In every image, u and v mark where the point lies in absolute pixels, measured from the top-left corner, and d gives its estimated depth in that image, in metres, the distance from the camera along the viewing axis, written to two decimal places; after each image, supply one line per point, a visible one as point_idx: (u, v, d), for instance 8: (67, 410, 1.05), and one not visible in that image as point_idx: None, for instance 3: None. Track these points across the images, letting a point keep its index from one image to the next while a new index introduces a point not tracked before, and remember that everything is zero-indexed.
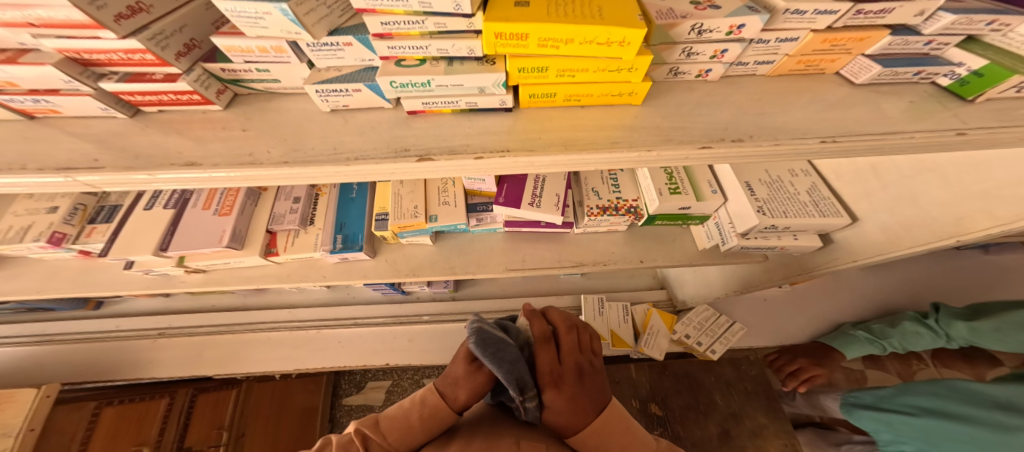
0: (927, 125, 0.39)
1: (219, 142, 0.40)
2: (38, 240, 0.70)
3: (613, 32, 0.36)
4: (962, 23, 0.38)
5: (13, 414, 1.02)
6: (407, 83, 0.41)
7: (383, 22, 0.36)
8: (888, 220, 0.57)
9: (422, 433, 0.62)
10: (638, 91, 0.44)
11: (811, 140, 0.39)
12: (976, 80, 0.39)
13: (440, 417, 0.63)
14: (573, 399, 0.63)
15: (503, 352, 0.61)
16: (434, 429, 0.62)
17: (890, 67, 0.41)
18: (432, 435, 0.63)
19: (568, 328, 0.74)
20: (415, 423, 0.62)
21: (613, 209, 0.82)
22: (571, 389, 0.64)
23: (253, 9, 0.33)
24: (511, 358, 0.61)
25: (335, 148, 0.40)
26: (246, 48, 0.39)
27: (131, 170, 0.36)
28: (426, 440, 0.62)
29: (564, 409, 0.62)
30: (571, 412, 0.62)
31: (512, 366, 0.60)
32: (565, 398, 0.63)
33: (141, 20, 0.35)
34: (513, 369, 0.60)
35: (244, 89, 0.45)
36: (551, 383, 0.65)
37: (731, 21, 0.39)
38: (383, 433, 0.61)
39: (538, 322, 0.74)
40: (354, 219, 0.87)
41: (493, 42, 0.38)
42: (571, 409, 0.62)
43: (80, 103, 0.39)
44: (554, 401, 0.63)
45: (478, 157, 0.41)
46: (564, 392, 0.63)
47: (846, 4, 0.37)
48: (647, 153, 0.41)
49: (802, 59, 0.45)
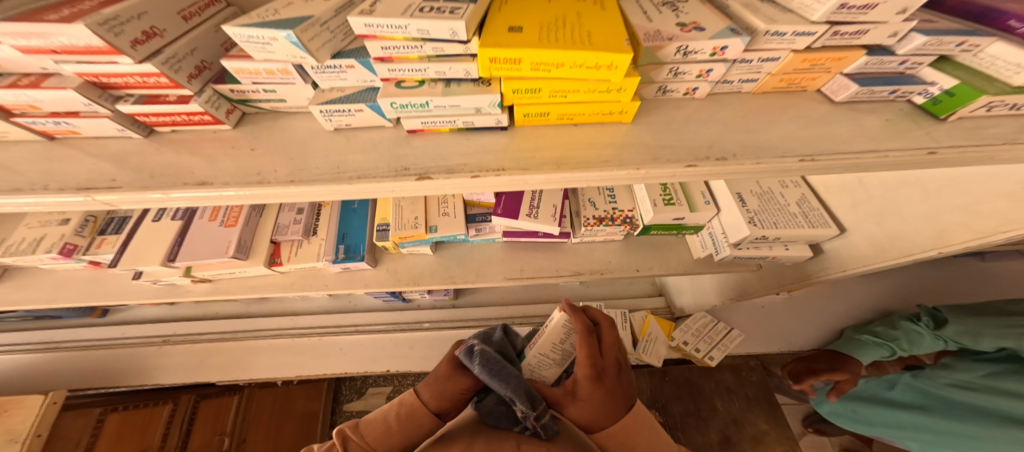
0: (905, 143, 0.41)
1: (229, 161, 0.42)
2: (49, 251, 0.72)
3: (600, 56, 0.38)
4: (933, 44, 0.40)
5: (20, 420, 1.03)
6: (407, 104, 0.43)
7: (383, 46, 0.39)
8: (875, 232, 0.58)
9: (399, 435, 0.65)
10: (628, 109, 0.46)
11: (791, 159, 0.40)
12: (948, 99, 0.41)
13: (417, 418, 0.67)
14: (611, 392, 0.65)
15: (509, 372, 0.63)
16: (411, 429, 0.66)
17: (867, 86, 0.43)
18: (410, 439, 0.66)
19: (610, 324, 0.74)
20: (393, 425, 0.66)
21: (609, 219, 0.84)
22: (608, 384, 0.65)
23: (261, 34, 0.35)
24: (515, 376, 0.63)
25: (339, 168, 0.42)
26: (254, 71, 0.40)
27: (147, 189, 0.37)
28: (403, 442, 0.65)
29: (597, 403, 0.64)
30: (603, 406, 0.64)
31: (517, 383, 0.62)
32: (605, 390, 0.64)
33: (155, 44, 0.36)
34: (520, 386, 0.62)
35: (252, 108, 0.47)
36: (589, 375, 0.65)
37: (714, 43, 0.41)
38: (363, 435, 0.65)
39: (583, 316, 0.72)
40: (356, 230, 0.89)
41: (488, 66, 0.40)
42: (607, 403, 0.64)
43: (99, 124, 0.41)
44: (593, 392, 0.64)
45: (474, 175, 0.43)
46: (604, 385, 0.65)
47: (823, 26, 0.39)
48: (636, 171, 0.43)
49: (784, 77, 0.47)
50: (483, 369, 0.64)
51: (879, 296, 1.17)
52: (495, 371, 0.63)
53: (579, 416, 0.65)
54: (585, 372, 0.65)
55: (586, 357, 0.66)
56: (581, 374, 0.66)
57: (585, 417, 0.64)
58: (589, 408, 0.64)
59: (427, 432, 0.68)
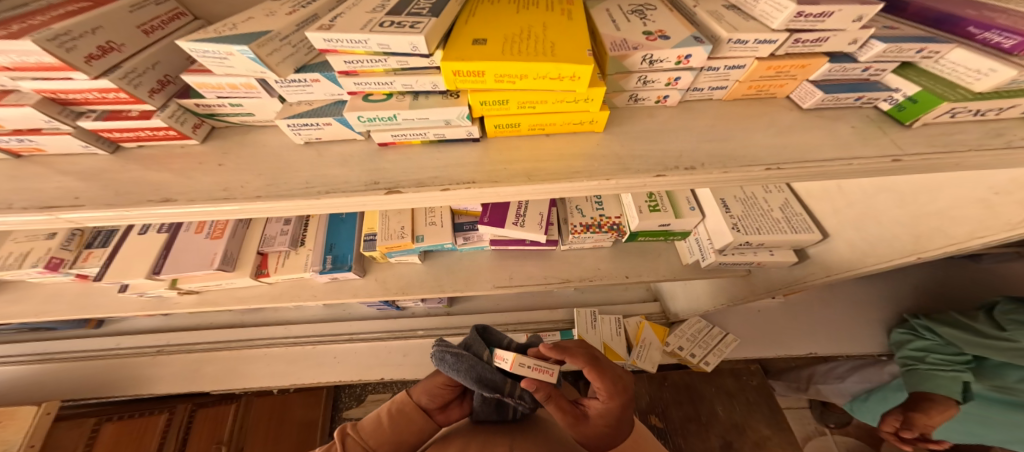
0: (871, 150, 0.41)
1: (196, 176, 0.41)
2: (35, 265, 0.72)
3: (563, 68, 0.38)
4: (893, 51, 0.40)
5: (14, 431, 1.03)
6: (374, 117, 0.43)
7: (346, 60, 0.38)
8: (855, 237, 0.58)
9: (389, 430, 0.65)
10: (598, 119, 0.46)
11: (757, 168, 0.41)
12: (912, 105, 0.42)
13: (406, 412, 0.68)
14: (623, 418, 0.62)
15: (464, 360, 0.63)
16: (402, 426, 0.66)
17: (832, 93, 0.44)
18: (401, 436, 0.65)
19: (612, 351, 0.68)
20: (383, 420, 0.66)
21: (597, 226, 0.84)
22: (628, 411, 0.63)
23: (218, 49, 0.34)
24: (470, 363, 0.63)
25: (306, 183, 0.42)
26: (216, 85, 0.40)
27: (109, 207, 0.37)
28: (394, 439, 0.64)
29: (612, 430, 0.62)
30: (613, 435, 0.63)
31: (473, 369, 0.63)
32: (618, 417, 0.62)
33: (111, 60, 0.35)
34: (476, 371, 0.63)
35: (220, 122, 0.46)
36: (618, 406, 0.61)
37: (678, 52, 0.41)
38: (358, 432, 0.65)
39: (578, 356, 0.63)
40: (343, 240, 0.89)
41: (453, 79, 0.40)
42: (614, 426, 0.62)
43: (61, 141, 0.40)
44: (606, 419, 0.61)
45: (445, 189, 0.43)
46: (619, 412, 0.62)
47: (783, 34, 0.39)
48: (607, 181, 0.42)
49: (752, 84, 0.47)
50: (440, 364, 0.65)
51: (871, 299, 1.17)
52: (451, 364, 0.63)
53: (588, 438, 0.63)
54: (616, 405, 0.61)
55: (611, 389, 0.61)
56: (609, 405, 0.61)
57: (593, 439, 0.62)
58: (601, 434, 0.62)
59: (418, 432, 0.67)
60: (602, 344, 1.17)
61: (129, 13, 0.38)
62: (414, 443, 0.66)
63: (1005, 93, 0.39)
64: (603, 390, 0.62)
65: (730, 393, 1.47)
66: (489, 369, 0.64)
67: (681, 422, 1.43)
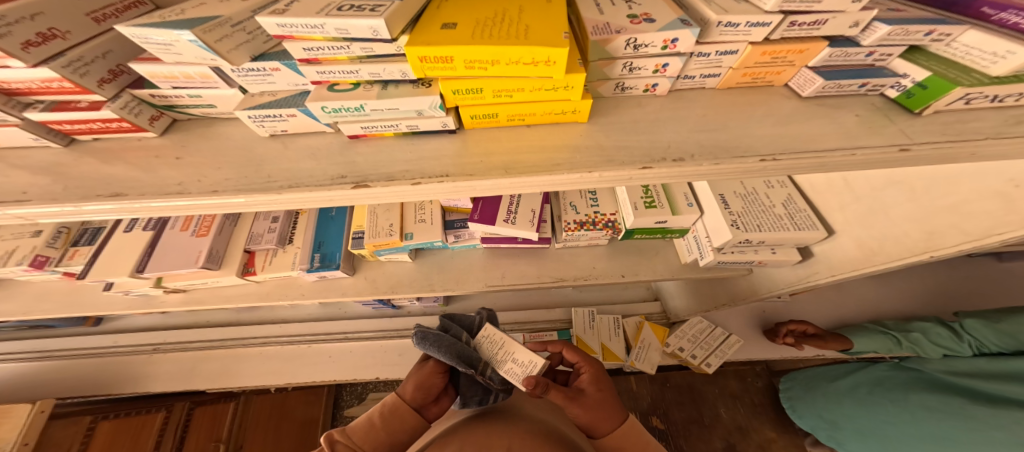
0: (877, 140, 0.37)
1: (153, 170, 0.39)
2: (20, 263, 0.72)
3: (537, 52, 0.35)
4: (899, 34, 0.37)
5: (10, 429, 1.03)
6: (340, 108, 0.40)
7: (305, 47, 0.36)
8: (862, 234, 0.54)
9: (382, 430, 0.60)
10: (581, 108, 0.43)
11: (751, 159, 0.37)
12: (922, 92, 0.38)
13: (401, 415, 0.62)
14: (609, 386, 0.64)
15: (444, 339, 0.62)
16: (395, 425, 0.61)
17: (834, 79, 0.40)
18: (394, 436, 0.61)
19: None
20: (376, 423, 0.61)
21: (591, 223, 0.81)
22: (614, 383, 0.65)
23: (161, 35, 0.32)
24: (449, 342, 0.61)
25: (268, 177, 0.40)
26: (169, 74, 0.38)
27: (56, 202, 0.35)
28: (388, 439, 0.60)
29: (611, 401, 0.61)
30: (617, 405, 0.61)
31: (452, 347, 0.61)
32: (603, 383, 0.63)
33: (53, 47, 0.33)
34: (456, 349, 0.61)
35: (182, 114, 0.44)
36: (598, 371, 0.65)
37: (663, 35, 0.37)
38: (347, 437, 0.59)
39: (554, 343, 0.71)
40: (332, 238, 0.87)
41: (420, 66, 0.37)
42: (606, 392, 0.62)
43: (10, 133, 0.39)
44: (593, 383, 0.62)
45: (416, 183, 0.40)
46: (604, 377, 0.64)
47: (778, 16, 0.35)
48: (588, 175, 0.40)
49: (747, 71, 0.43)
50: (420, 344, 0.63)
51: (879, 300, 1.12)
52: (431, 342, 0.62)
53: (590, 415, 0.59)
54: (596, 366, 0.65)
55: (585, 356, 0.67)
56: (589, 369, 0.65)
57: (594, 412, 0.59)
58: (604, 403, 0.60)
59: (412, 431, 0.63)
60: (600, 344, 1.14)
61: None
62: (409, 440, 0.62)
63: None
64: (580, 357, 0.67)
65: (732, 394, 1.44)
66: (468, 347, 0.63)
67: (683, 424, 1.40)
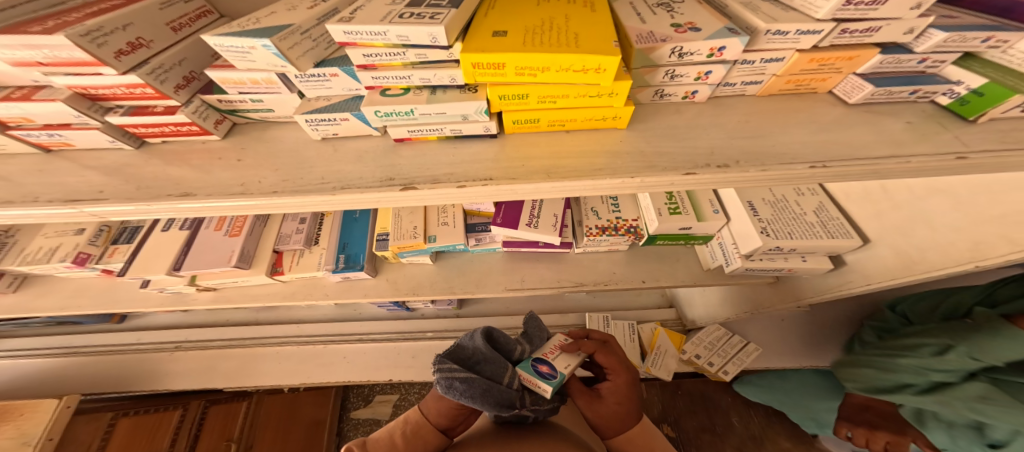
0: (926, 147, 0.38)
1: (217, 171, 0.42)
2: (64, 260, 0.74)
3: (589, 60, 0.36)
4: (954, 41, 0.37)
5: (36, 423, 1.05)
6: (391, 112, 0.42)
7: (365, 54, 0.38)
8: (902, 243, 0.54)
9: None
10: (622, 115, 0.44)
11: (798, 166, 0.38)
12: (976, 99, 0.38)
13: (423, 436, 0.60)
14: (629, 398, 0.63)
15: (476, 385, 0.52)
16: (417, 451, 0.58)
17: (883, 87, 0.40)
18: None
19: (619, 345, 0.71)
20: (398, 444, 0.58)
21: (613, 228, 0.81)
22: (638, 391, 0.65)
23: (241, 44, 0.34)
24: (484, 388, 0.52)
25: (322, 179, 0.41)
26: (238, 80, 0.40)
27: (131, 200, 0.38)
28: None
29: (627, 412, 0.63)
30: (631, 414, 0.63)
31: (489, 394, 0.52)
32: (624, 396, 0.63)
33: (140, 55, 0.36)
34: (494, 395, 0.52)
35: (241, 118, 0.47)
36: (625, 382, 0.64)
37: (711, 43, 0.38)
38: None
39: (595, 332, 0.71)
40: (356, 240, 0.88)
41: (472, 72, 0.39)
42: (624, 406, 0.62)
43: (89, 136, 0.42)
44: (612, 394, 0.63)
45: (461, 185, 0.41)
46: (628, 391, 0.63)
47: (829, 24, 0.36)
48: (631, 180, 0.40)
49: (790, 78, 0.44)
50: (448, 392, 0.52)
51: None
52: (462, 392, 0.51)
53: (602, 420, 0.62)
54: (625, 379, 0.64)
55: (618, 364, 0.65)
56: (615, 380, 0.64)
57: (607, 420, 0.62)
58: (617, 415, 0.62)
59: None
60: None
61: (159, 10, 0.39)
62: None
63: None
64: (609, 365, 0.65)
65: (747, 403, 1.42)
66: (505, 390, 0.53)
67: (698, 433, 1.38)
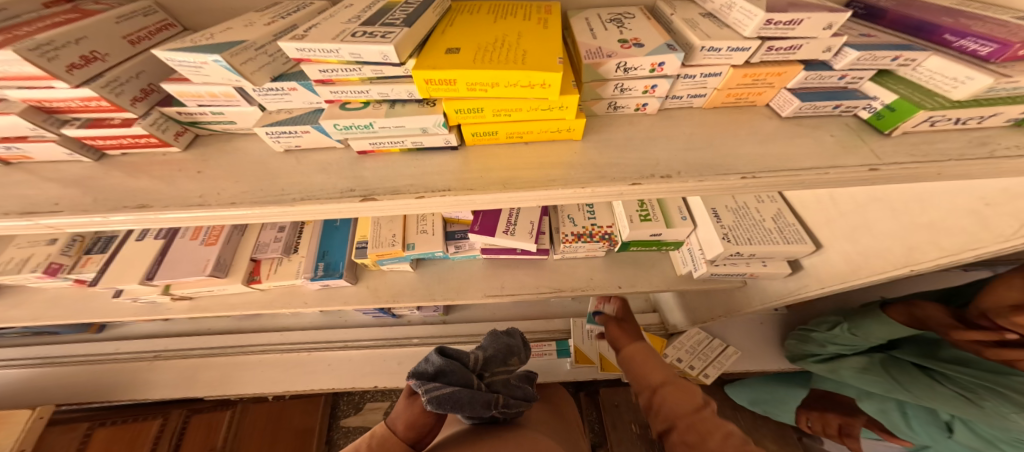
0: (853, 159, 0.40)
1: (174, 183, 0.42)
2: (35, 270, 0.73)
3: (533, 76, 0.37)
4: (867, 59, 0.40)
5: (7, 435, 1.03)
6: (350, 125, 0.43)
7: (321, 69, 0.39)
8: (848, 248, 0.56)
9: None
10: (575, 127, 0.46)
11: (732, 176, 0.40)
12: (890, 114, 0.41)
13: (388, 449, 0.54)
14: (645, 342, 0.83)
15: (463, 394, 0.52)
16: None
17: (809, 101, 0.43)
18: None
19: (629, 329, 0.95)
20: None
21: (588, 235, 0.83)
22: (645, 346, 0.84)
23: (192, 58, 0.36)
24: (470, 395, 0.53)
25: (281, 190, 0.42)
26: (196, 94, 0.41)
27: (86, 212, 0.38)
28: None
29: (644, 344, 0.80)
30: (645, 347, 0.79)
31: (476, 398, 0.54)
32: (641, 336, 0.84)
33: (94, 68, 0.37)
34: (480, 398, 0.54)
35: (203, 130, 0.48)
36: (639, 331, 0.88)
37: (651, 59, 0.40)
38: None
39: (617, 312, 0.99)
40: (337, 248, 0.89)
41: (426, 88, 0.40)
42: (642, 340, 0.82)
43: (47, 148, 0.42)
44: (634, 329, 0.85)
45: (419, 196, 0.42)
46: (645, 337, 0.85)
47: (756, 41, 0.38)
48: (582, 190, 0.42)
49: (730, 92, 0.46)
50: (439, 410, 0.50)
51: None
52: (450, 406, 0.51)
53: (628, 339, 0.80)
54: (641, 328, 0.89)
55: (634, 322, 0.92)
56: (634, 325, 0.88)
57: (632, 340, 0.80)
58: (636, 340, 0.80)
59: None
60: (598, 354, 1.18)
61: (115, 24, 0.40)
62: None
63: (985, 101, 0.37)
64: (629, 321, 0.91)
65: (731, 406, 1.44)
66: (486, 392, 0.56)
67: None
